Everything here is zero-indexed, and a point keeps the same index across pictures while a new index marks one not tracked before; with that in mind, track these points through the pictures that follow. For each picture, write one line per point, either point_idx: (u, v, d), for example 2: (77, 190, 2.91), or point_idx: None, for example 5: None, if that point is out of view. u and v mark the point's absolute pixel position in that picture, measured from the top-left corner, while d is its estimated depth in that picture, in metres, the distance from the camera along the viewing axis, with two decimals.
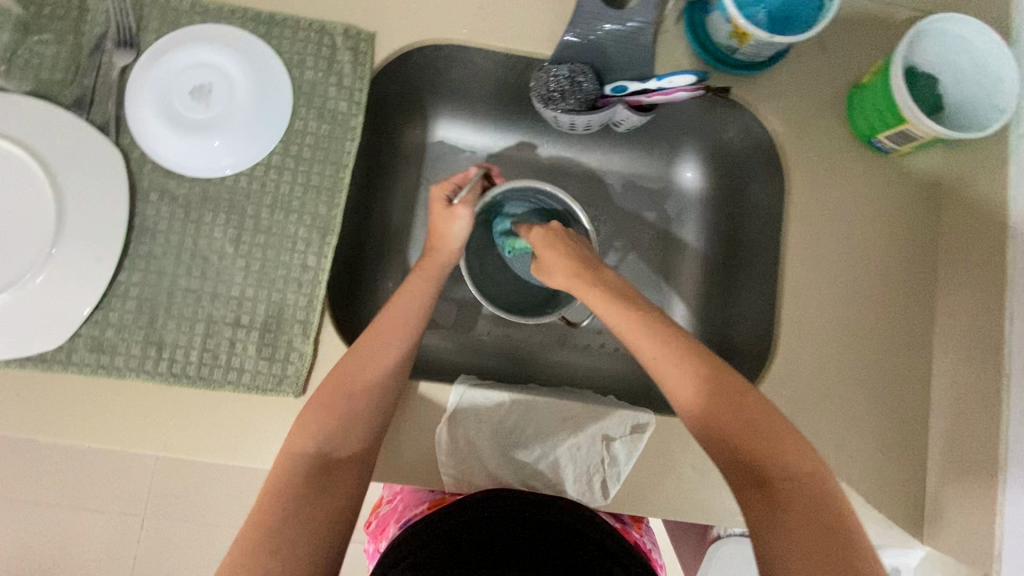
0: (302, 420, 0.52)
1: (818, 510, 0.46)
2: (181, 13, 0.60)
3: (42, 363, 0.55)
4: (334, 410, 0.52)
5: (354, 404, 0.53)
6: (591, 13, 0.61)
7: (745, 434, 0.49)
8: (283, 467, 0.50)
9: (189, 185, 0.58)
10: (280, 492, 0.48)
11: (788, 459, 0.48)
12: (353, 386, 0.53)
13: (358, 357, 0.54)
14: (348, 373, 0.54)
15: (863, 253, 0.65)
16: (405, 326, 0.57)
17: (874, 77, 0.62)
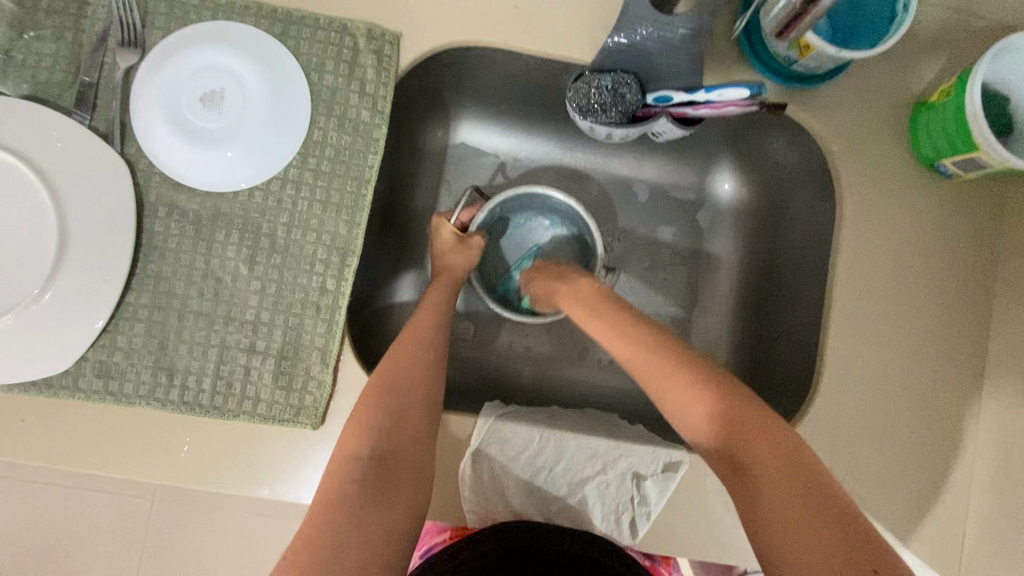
0: (351, 423, 0.47)
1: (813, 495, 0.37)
2: (190, 9, 0.55)
3: (47, 389, 0.52)
4: (382, 410, 0.48)
5: (399, 402, 0.48)
6: (637, 17, 0.56)
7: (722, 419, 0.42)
8: (335, 471, 0.44)
9: (200, 200, 0.54)
10: (332, 498, 0.42)
11: (765, 442, 0.40)
12: (396, 388, 0.49)
13: (396, 359, 0.51)
14: (390, 374, 0.50)
15: (918, 285, 0.61)
16: (435, 328, 0.55)
17: (945, 96, 0.56)
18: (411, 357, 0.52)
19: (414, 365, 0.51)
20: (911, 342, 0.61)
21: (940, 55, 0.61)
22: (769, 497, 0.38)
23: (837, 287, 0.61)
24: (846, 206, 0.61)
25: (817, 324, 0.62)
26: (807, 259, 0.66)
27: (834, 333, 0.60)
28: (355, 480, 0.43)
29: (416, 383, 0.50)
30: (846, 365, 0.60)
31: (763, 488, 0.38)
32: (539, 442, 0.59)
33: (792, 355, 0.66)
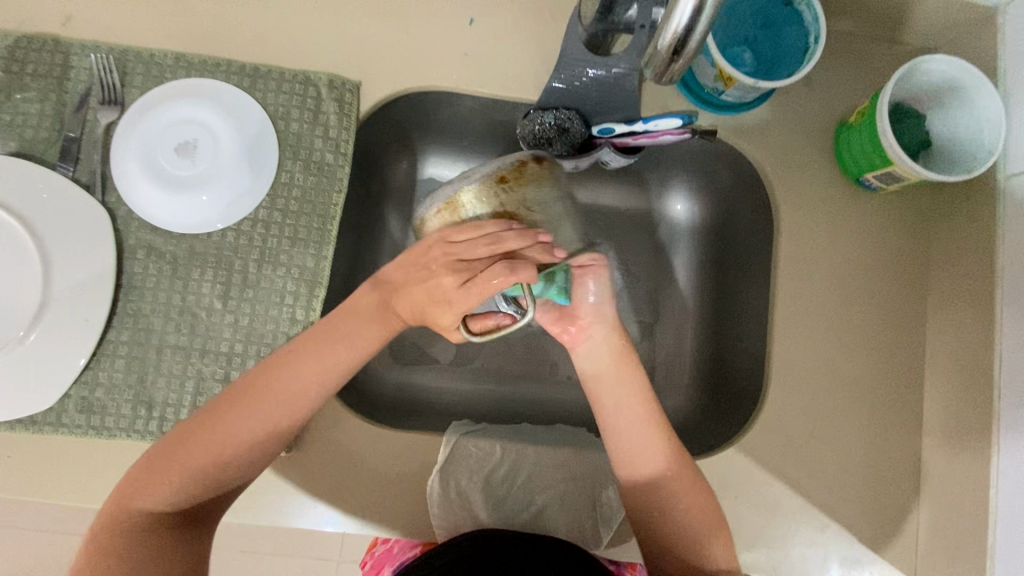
0: (203, 432, 0.48)
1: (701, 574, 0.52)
2: (165, 68, 0.60)
3: (32, 425, 0.55)
4: (246, 429, 0.48)
5: (269, 432, 0.49)
6: (575, 59, 0.61)
7: (683, 505, 0.53)
8: (172, 467, 0.47)
9: (176, 241, 0.58)
10: (160, 488, 0.47)
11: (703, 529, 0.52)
12: (262, 415, 0.49)
13: (271, 390, 0.49)
14: (268, 405, 0.49)
15: (855, 291, 0.65)
16: (331, 365, 0.50)
17: (861, 118, 0.62)
18: (292, 392, 0.50)
19: (296, 397, 0.50)
20: (852, 345, 0.64)
21: (857, 80, 0.66)
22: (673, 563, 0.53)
23: (779, 297, 0.65)
24: (782, 221, 0.65)
25: (764, 333, 0.66)
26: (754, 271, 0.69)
27: (778, 340, 0.64)
28: (186, 486, 0.47)
29: (288, 416, 0.50)
30: (792, 370, 0.64)
31: (673, 557, 0.53)
32: (506, 456, 0.62)
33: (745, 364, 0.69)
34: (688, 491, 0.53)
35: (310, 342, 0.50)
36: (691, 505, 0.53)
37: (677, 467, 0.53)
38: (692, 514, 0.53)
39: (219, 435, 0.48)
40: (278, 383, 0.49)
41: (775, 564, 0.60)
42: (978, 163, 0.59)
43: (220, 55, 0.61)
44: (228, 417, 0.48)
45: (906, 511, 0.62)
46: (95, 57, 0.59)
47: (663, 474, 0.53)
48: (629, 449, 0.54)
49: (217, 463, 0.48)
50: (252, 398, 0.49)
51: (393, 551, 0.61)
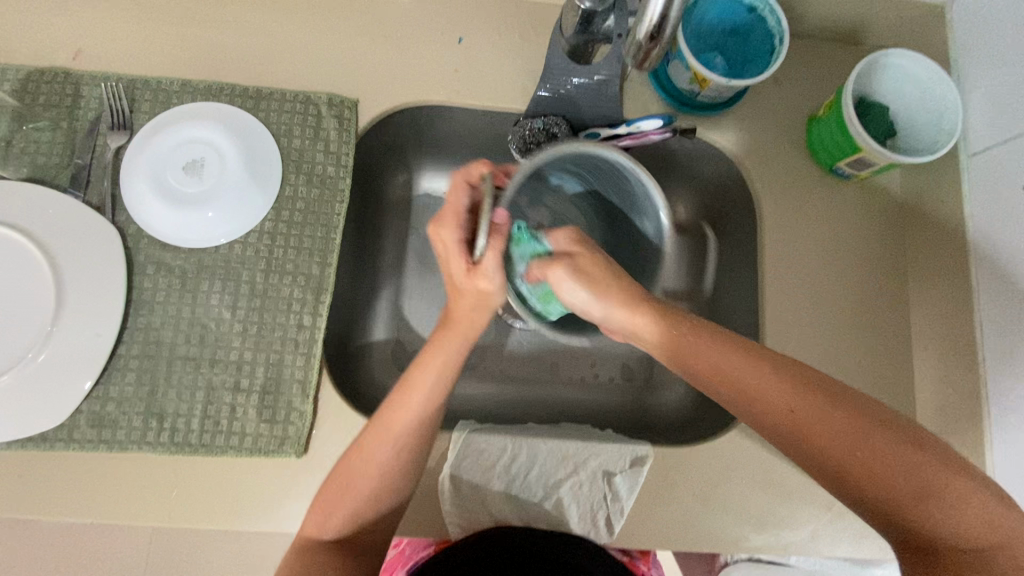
0: (341, 471, 0.51)
1: (855, 471, 0.40)
2: (172, 94, 0.63)
3: (43, 442, 0.55)
4: (374, 475, 0.50)
5: (386, 473, 0.50)
6: (559, 69, 0.65)
7: (863, 462, 0.40)
8: (329, 515, 0.50)
9: (185, 256, 0.60)
10: (320, 534, 0.50)
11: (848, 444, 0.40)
12: (388, 435, 0.49)
13: (388, 416, 0.50)
14: (377, 447, 0.49)
15: (840, 274, 0.68)
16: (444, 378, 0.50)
17: (827, 111, 0.66)
18: (408, 431, 0.49)
19: (407, 438, 0.49)
20: (844, 327, 0.66)
21: (822, 78, 0.71)
22: (904, 524, 0.39)
23: (768, 283, 0.67)
24: (763, 212, 0.69)
25: (755, 321, 0.68)
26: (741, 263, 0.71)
27: (770, 324, 0.66)
28: (338, 532, 0.50)
29: (408, 454, 0.50)
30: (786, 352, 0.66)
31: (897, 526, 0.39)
32: (514, 449, 0.63)
33: None
34: (817, 426, 0.41)
35: (410, 379, 0.50)
36: (845, 454, 0.40)
37: (816, 407, 0.42)
38: (865, 468, 0.39)
39: (346, 484, 0.50)
40: (381, 428, 0.49)
41: (785, 544, 0.61)
42: (942, 143, 0.63)
43: (224, 81, 0.64)
44: (350, 465, 0.50)
45: None
46: (105, 86, 0.62)
47: (756, 406, 0.44)
48: (750, 416, 0.44)
49: (360, 504, 0.50)
50: (369, 444, 0.50)
51: (404, 551, 0.64)
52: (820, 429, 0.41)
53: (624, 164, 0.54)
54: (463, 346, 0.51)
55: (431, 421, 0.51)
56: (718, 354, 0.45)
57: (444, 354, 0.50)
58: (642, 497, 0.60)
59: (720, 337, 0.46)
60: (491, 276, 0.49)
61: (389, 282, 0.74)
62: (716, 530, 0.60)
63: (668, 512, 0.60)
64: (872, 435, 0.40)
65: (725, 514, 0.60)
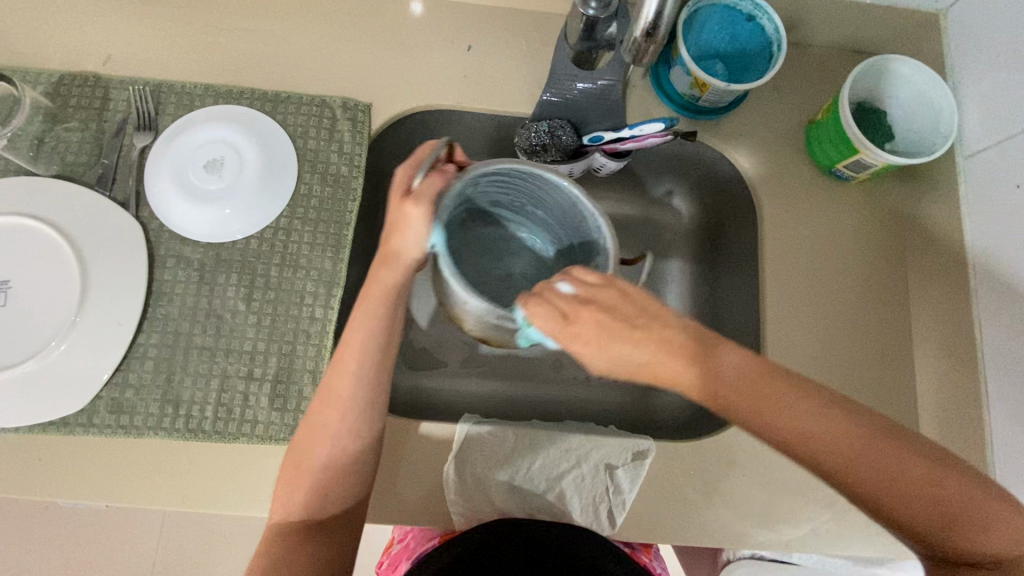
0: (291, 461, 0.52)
1: (906, 509, 0.42)
2: (195, 98, 0.66)
3: (64, 427, 0.57)
4: (322, 446, 0.51)
5: (334, 441, 0.51)
6: (565, 75, 0.68)
7: (884, 487, 0.42)
8: (294, 489, 0.51)
9: (203, 250, 0.63)
10: (287, 509, 0.51)
11: (873, 467, 0.42)
12: (330, 412, 0.50)
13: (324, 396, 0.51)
14: (326, 418, 0.51)
15: (840, 273, 0.69)
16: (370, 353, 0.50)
17: (825, 115, 0.68)
18: (342, 397, 0.50)
19: (345, 411, 0.50)
20: (843, 327, 0.68)
21: (820, 84, 0.73)
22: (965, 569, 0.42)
23: (769, 284, 0.69)
24: (765, 213, 0.70)
25: (756, 322, 0.69)
26: (743, 263, 0.73)
27: (770, 323, 0.68)
28: (304, 507, 0.51)
29: (352, 420, 0.51)
30: (787, 350, 0.67)
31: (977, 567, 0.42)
32: (517, 442, 0.64)
33: (742, 352, 0.71)
34: (876, 478, 0.42)
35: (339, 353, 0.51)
36: (915, 505, 0.42)
37: (876, 447, 0.42)
38: (905, 512, 0.42)
39: (300, 458, 0.51)
40: (322, 400, 0.51)
41: (787, 541, 0.61)
42: (938, 146, 0.65)
43: (245, 85, 0.67)
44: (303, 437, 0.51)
45: None
46: (133, 89, 0.65)
47: (809, 455, 0.43)
48: (798, 458, 0.43)
49: (317, 477, 0.51)
50: (310, 421, 0.51)
51: (409, 545, 0.64)
52: (827, 455, 0.42)
53: (567, 193, 0.51)
54: (392, 322, 0.51)
55: (369, 398, 0.51)
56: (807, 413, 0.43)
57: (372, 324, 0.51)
58: (644, 490, 0.61)
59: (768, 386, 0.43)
60: (419, 211, 0.47)
61: None
62: (718, 526, 0.61)
63: (670, 505, 0.61)
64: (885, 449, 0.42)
65: (727, 509, 0.61)
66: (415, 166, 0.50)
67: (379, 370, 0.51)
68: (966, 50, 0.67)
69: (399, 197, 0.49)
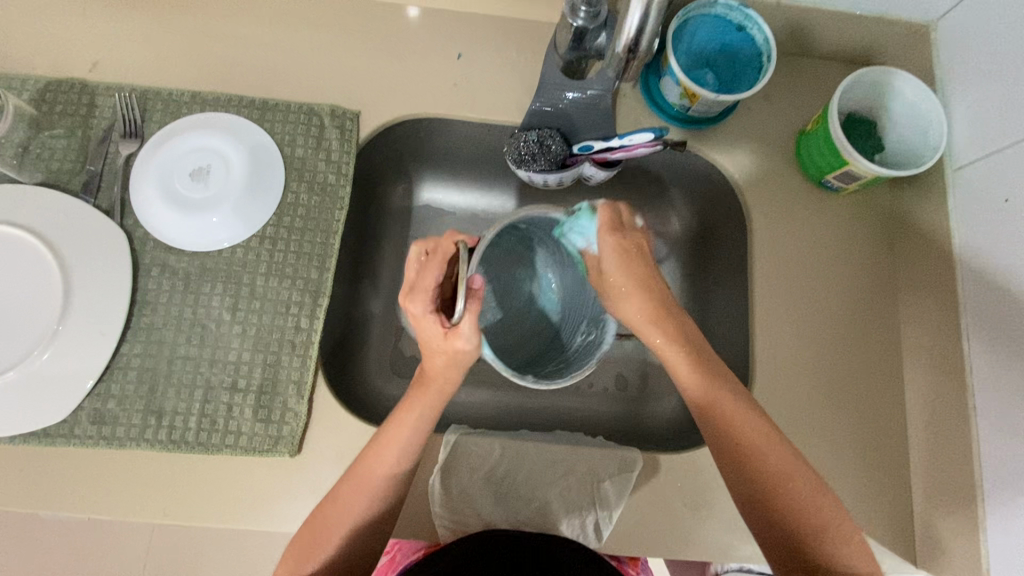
0: (316, 518, 0.52)
1: (784, 499, 0.51)
2: (182, 105, 0.66)
3: (45, 437, 0.56)
4: (365, 497, 0.52)
5: (378, 495, 0.52)
6: (554, 85, 0.68)
7: (771, 475, 0.51)
8: (326, 527, 0.52)
9: (188, 259, 0.62)
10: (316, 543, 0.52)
11: (769, 456, 0.52)
12: (366, 476, 0.52)
13: (365, 457, 0.52)
14: (373, 465, 0.52)
15: (830, 284, 0.69)
16: (417, 428, 0.53)
17: (815, 125, 0.67)
18: (399, 454, 0.53)
19: (392, 469, 0.52)
20: (831, 338, 0.68)
21: (811, 94, 0.73)
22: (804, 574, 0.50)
23: (757, 294, 0.68)
24: (754, 224, 0.70)
25: (745, 332, 0.69)
26: (733, 273, 0.72)
27: (759, 333, 0.67)
28: (334, 543, 0.52)
29: (386, 489, 0.52)
30: (776, 362, 0.67)
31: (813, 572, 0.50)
32: (504, 454, 0.63)
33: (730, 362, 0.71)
34: (779, 475, 0.51)
35: (394, 418, 0.53)
36: (798, 506, 0.51)
37: (773, 448, 0.52)
38: (792, 500, 0.51)
39: (325, 514, 0.52)
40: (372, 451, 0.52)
41: None
42: (927, 158, 0.65)
43: (232, 92, 0.67)
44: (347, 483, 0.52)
45: (897, 491, 0.64)
46: (119, 96, 0.65)
47: (731, 433, 0.52)
48: (712, 426, 0.53)
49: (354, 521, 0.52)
50: (350, 479, 0.52)
51: (395, 556, 0.64)
52: (737, 422, 0.52)
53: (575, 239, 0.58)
54: (438, 403, 0.54)
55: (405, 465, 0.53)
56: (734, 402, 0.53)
57: (431, 392, 0.54)
58: (630, 502, 0.60)
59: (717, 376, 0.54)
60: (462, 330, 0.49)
61: (388, 291, 0.76)
62: (703, 539, 0.60)
63: (656, 517, 0.60)
64: (780, 442, 0.53)
65: (715, 521, 0.60)
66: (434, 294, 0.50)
67: (420, 439, 0.53)
68: (960, 54, 0.66)
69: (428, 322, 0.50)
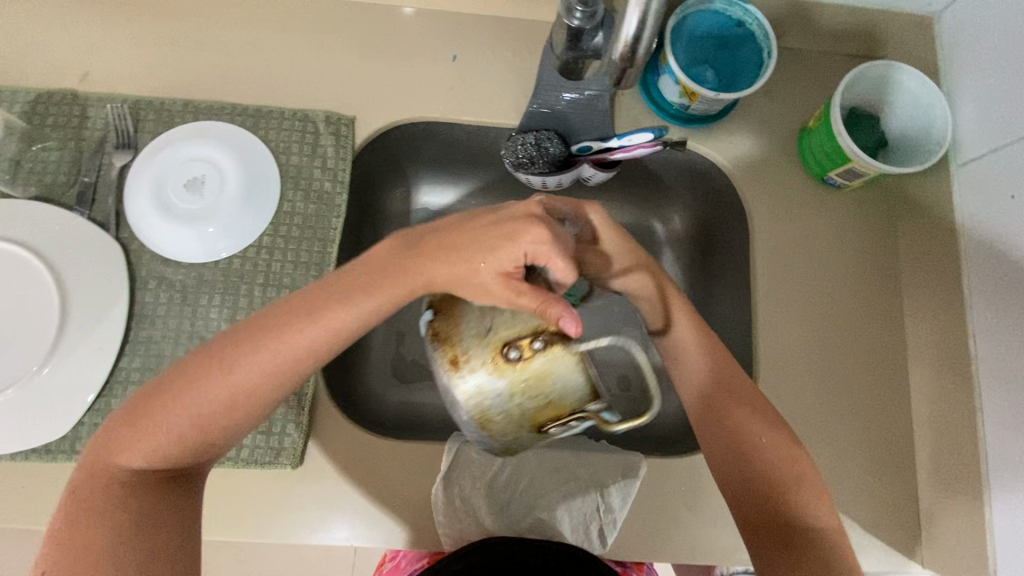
0: (161, 411, 0.44)
1: (766, 471, 0.50)
2: (175, 114, 0.65)
3: (48, 454, 0.56)
4: (196, 410, 0.44)
5: (190, 437, 0.44)
6: (551, 85, 0.67)
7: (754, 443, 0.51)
8: (137, 439, 0.44)
9: (185, 271, 0.62)
10: (95, 526, 0.42)
11: (752, 425, 0.52)
12: (219, 376, 0.44)
13: (220, 360, 0.44)
14: (214, 385, 0.44)
15: (834, 283, 0.68)
16: (310, 346, 0.45)
17: (817, 123, 0.66)
18: (253, 382, 0.45)
19: (236, 395, 0.44)
20: (836, 337, 0.67)
21: (812, 91, 0.72)
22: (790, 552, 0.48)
23: (760, 295, 0.68)
24: (756, 224, 0.69)
25: (748, 333, 0.68)
26: (736, 274, 0.72)
27: (763, 334, 0.67)
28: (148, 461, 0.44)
29: (249, 395, 0.45)
30: (780, 362, 0.66)
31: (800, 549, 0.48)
32: (505, 462, 0.64)
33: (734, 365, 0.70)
34: (766, 446, 0.51)
35: (287, 315, 0.45)
36: (777, 468, 0.50)
37: (758, 418, 0.52)
38: (763, 456, 0.51)
39: (165, 414, 0.44)
40: (215, 371, 0.44)
41: None
42: (930, 154, 0.64)
43: (226, 100, 0.66)
44: (173, 400, 0.44)
45: (904, 492, 0.63)
46: (111, 107, 0.64)
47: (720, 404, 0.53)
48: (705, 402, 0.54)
49: (177, 438, 0.44)
50: (193, 376, 0.44)
51: (400, 567, 0.64)
52: (728, 392, 0.54)
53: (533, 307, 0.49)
54: (337, 317, 0.45)
55: (270, 376, 0.45)
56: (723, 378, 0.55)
57: (322, 318, 0.45)
58: (635, 507, 0.60)
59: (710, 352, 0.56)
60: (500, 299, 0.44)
61: None
62: (708, 543, 0.60)
63: (661, 522, 0.60)
64: (768, 416, 0.52)
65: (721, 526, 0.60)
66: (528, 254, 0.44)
67: (310, 347, 0.45)
68: (966, 44, 0.65)
69: (493, 286, 0.44)
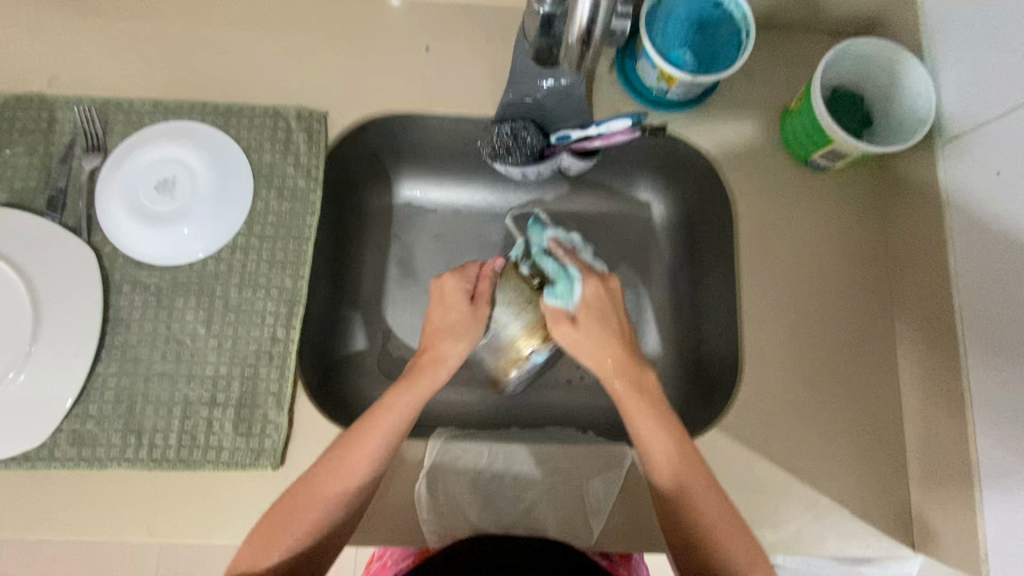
0: (285, 508, 0.51)
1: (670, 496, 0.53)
2: (144, 115, 0.64)
3: (27, 461, 0.56)
4: (318, 506, 0.51)
5: (311, 530, 0.51)
6: (526, 74, 0.65)
7: (680, 467, 0.53)
8: (273, 538, 0.50)
9: (160, 274, 0.61)
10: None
11: (652, 450, 0.53)
12: (330, 471, 0.51)
13: (334, 455, 0.52)
14: (330, 480, 0.51)
15: (819, 266, 0.67)
16: (390, 440, 0.53)
17: (799, 103, 0.65)
18: (365, 468, 0.52)
19: (349, 488, 0.51)
20: (821, 321, 0.66)
21: (793, 72, 0.71)
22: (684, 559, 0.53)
23: (743, 280, 0.67)
24: (739, 209, 0.68)
25: (733, 319, 0.67)
26: (720, 261, 0.71)
27: (748, 321, 0.66)
28: (283, 556, 0.50)
29: (358, 488, 0.52)
30: (765, 348, 0.65)
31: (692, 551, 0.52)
32: (489, 457, 0.63)
33: (720, 353, 0.70)
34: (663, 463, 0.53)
35: (369, 416, 0.53)
36: (694, 501, 0.52)
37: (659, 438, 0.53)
38: (691, 487, 0.52)
39: (288, 509, 0.51)
40: (331, 467, 0.51)
41: (769, 544, 0.60)
42: (915, 132, 0.63)
43: (195, 99, 0.65)
44: (303, 497, 0.51)
45: (892, 476, 0.63)
46: (79, 110, 0.63)
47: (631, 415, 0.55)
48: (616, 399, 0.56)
49: (302, 533, 0.50)
50: (322, 471, 0.52)
51: (386, 563, 0.63)
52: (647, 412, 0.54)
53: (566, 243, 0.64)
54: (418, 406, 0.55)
55: (376, 472, 0.52)
56: (612, 343, 0.56)
57: (388, 419, 0.53)
58: (620, 499, 0.60)
59: (603, 336, 0.56)
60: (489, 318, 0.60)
61: (372, 293, 0.75)
62: None
63: (646, 513, 0.59)
64: (681, 441, 0.54)
65: None
66: (462, 275, 0.60)
67: (377, 453, 0.52)
68: (946, 17, 0.63)
69: (450, 290, 0.59)
